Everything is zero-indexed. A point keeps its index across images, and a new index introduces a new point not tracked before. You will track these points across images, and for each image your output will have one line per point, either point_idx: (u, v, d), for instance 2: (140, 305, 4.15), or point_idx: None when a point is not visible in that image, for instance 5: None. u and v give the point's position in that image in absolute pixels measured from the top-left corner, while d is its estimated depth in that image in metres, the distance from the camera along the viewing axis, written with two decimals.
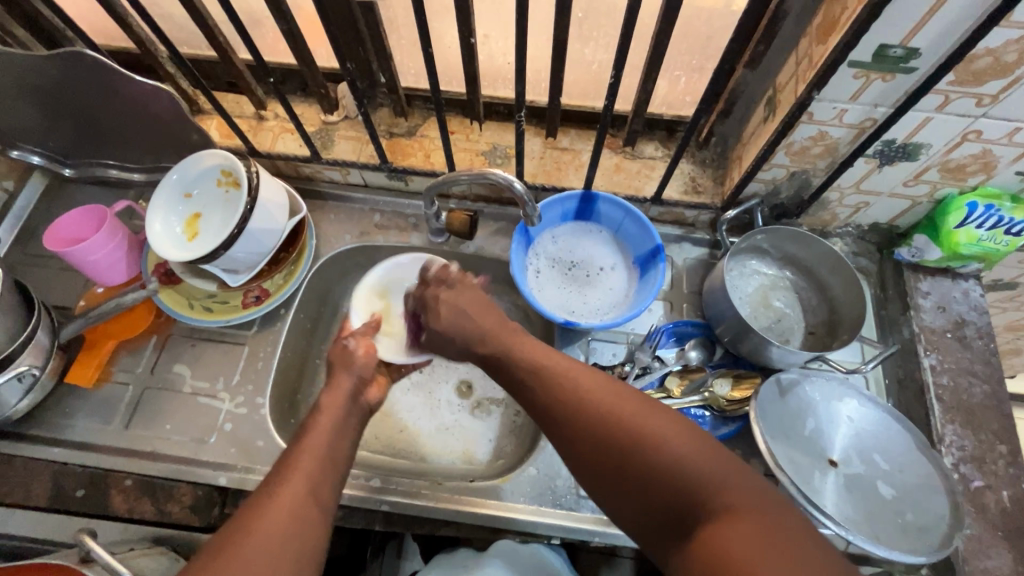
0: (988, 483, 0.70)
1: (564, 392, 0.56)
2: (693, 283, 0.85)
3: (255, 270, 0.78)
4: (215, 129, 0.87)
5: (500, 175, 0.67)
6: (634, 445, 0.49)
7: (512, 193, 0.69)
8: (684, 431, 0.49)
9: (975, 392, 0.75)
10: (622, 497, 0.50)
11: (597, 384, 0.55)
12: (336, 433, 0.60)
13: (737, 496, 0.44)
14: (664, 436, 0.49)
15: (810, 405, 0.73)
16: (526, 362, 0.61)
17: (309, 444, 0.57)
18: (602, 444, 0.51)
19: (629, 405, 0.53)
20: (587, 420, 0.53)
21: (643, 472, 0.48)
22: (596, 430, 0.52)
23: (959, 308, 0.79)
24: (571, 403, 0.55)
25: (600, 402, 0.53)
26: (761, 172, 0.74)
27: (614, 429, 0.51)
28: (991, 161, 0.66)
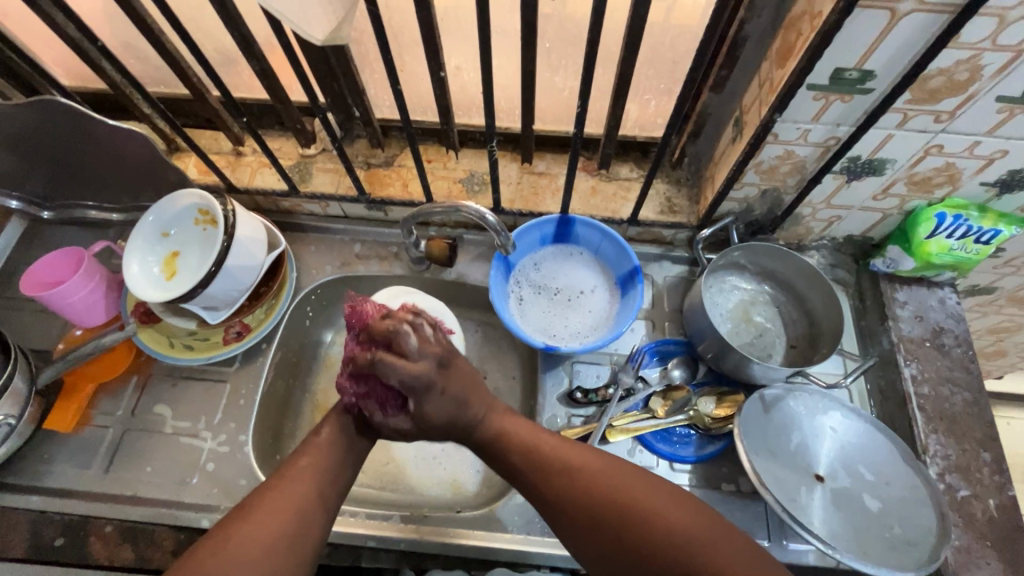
0: (974, 492, 0.70)
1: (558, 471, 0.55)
2: (674, 301, 0.86)
3: (235, 307, 0.78)
4: (193, 167, 0.88)
5: (472, 207, 0.67)
6: (625, 508, 0.51)
7: (484, 224, 0.69)
8: (669, 499, 0.52)
9: (956, 401, 0.75)
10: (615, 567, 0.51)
11: (576, 451, 0.57)
12: (332, 463, 0.59)
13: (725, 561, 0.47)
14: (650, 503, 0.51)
15: (794, 420, 0.73)
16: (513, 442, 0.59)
17: (303, 470, 0.56)
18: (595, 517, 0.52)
19: (623, 479, 0.53)
20: (575, 490, 0.54)
21: (636, 536, 0.50)
22: (598, 502, 0.52)
23: (936, 317, 0.80)
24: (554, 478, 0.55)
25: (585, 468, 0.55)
26: (734, 191, 0.75)
27: (606, 494, 0.53)
28: (955, 174, 0.67)
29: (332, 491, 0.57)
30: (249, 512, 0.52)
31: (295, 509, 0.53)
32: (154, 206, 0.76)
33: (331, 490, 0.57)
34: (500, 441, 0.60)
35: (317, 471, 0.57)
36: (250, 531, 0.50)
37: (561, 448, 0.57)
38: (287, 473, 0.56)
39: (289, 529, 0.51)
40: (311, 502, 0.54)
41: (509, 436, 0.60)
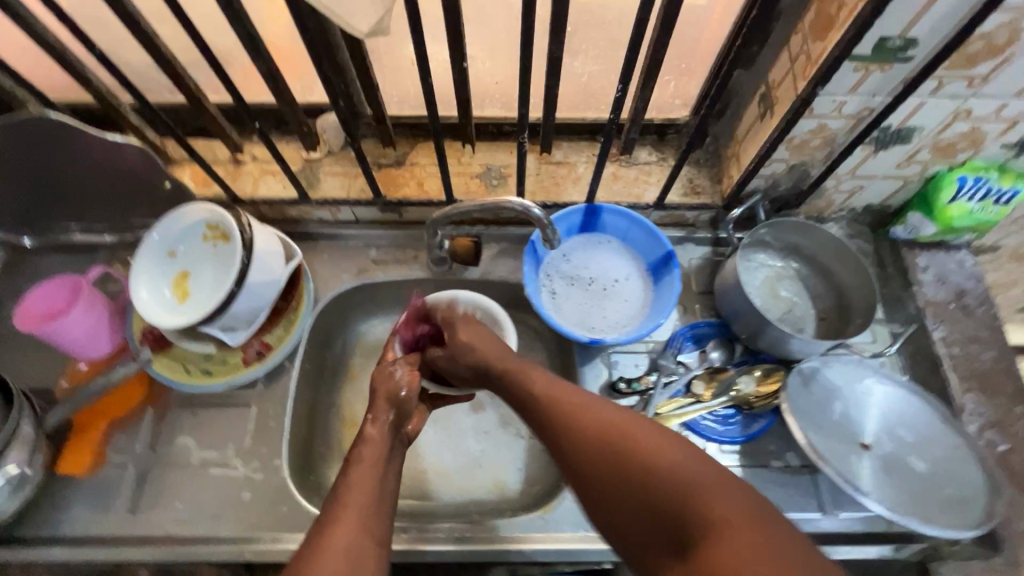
0: (1012, 445, 0.72)
1: (562, 416, 0.54)
2: (702, 283, 0.85)
3: (256, 325, 0.74)
4: (189, 178, 0.82)
5: (516, 201, 0.65)
6: (630, 462, 0.48)
7: (528, 218, 0.67)
8: (679, 447, 0.48)
9: (985, 358, 0.77)
10: (607, 512, 0.49)
11: (593, 400, 0.54)
12: (373, 496, 0.55)
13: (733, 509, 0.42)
14: (654, 449, 0.48)
15: (836, 392, 0.75)
16: (522, 381, 0.60)
17: (344, 518, 0.52)
18: (596, 470, 0.49)
19: (622, 424, 0.51)
20: (583, 443, 0.51)
21: (639, 489, 0.47)
22: (597, 452, 0.50)
23: (956, 278, 0.82)
24: (560, 426, 0.54)
25: (592, 415, 0.53)
26: (762, 168, 0.74)
27: (608, 446, 0.50)
28: (978, 137, 0.69)
29: (382, 506, 0.55)
30: (316, 541, 0.50)
31: (347, 557, 0.49)
32: (168, 220, 0.71)
33: (378, 526, 0.53)
34: (505, 384, 0.62)
35: (358, 509, 0.53)
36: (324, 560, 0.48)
37: (566, 394, 0.57)
38: (332, 511, 0.53)
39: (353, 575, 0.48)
40: (360, 544, 0.50)
41: (529, 382, 0.60)
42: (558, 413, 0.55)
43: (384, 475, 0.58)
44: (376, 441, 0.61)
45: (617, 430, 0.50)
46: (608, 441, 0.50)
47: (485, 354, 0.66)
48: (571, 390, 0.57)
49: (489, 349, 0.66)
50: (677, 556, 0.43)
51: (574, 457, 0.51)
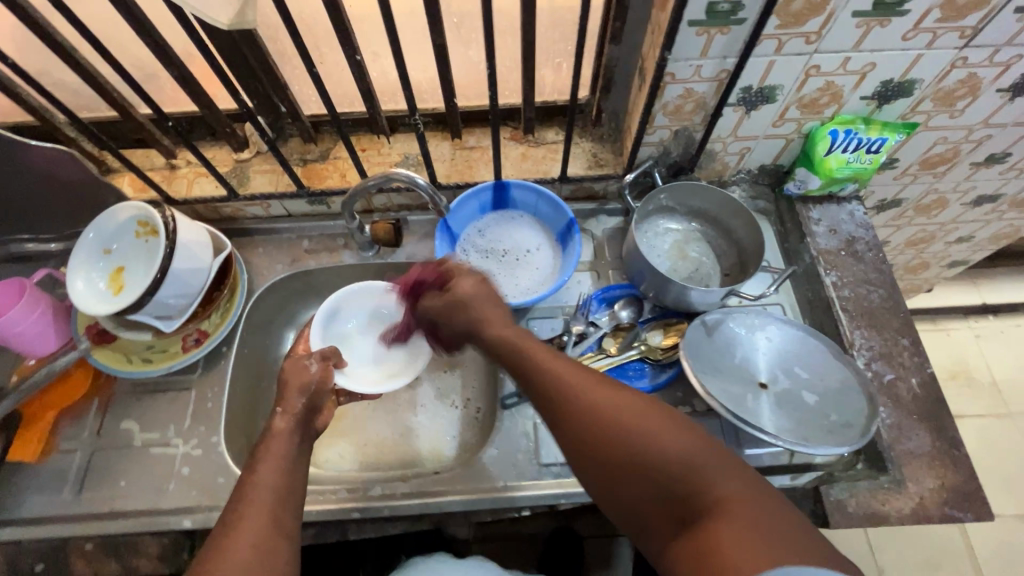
0: (898, 374, 0.77)
1: (558, 390, 0.56)
2: (614, 250, 0.91)
3: (189, 313, 0.79)
4: (128, 186, 0.89)
5: (402, 173, 0.70)
6: (630, 444, 0.51)
7: (418, 189, 0.72)
8: (681, 432, 0.51)
9: (874, 298, 0.82)
10: (602, 481, 0.53)
11: (596, 381, 0.56)
12: (280, 491, 0.57)
13: (733, 488, 0.47)
14: (657, 434, 0.51)
15: (734, 336, 0.80)
16: (515, 352, 0.61)
17: (251, 511, 0.54)
18: (599, 449, 0.52)
19: (623, 406, 0.53)
20: (582, 419, 0.54)
21: (643, 471, 0.50)
22: (596, 431, 0.53)
23: (848, 227, 0.87)
24: (561, 403, 0.56)
25: (589, 393, 0.55)
26: (648, 135, 0.81)
27: (609, 423, 0.53)
28: (837, 91, 0.75)
29: (291, 498, 0.58)
30: (222, 536, 0.52)
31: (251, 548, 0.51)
32: (101, 219, 0.76)
33: (287, 515, 0.56)
34: (496, 346, 0.63)
35: (264, 504, 0.55)
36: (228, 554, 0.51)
37: (565, 368, 0.58)
38: (236, 508, 0.55)
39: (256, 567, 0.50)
40: (267, 534, 0.53)
41: (518, 354, 0.61)
42: (559, 392, 0.56)
43: (292, 469, 0.60)
44: (283, 436, 0.63)
45: (620, 412, 0.53)
46: (612, 425, 0.52)
47: (484, 309, 0.66)
48: (569, 364, 0.58)
49: (488, 305, 0.66)
50: (681, 528, 0.48)
51: (575, 434, 0.54)
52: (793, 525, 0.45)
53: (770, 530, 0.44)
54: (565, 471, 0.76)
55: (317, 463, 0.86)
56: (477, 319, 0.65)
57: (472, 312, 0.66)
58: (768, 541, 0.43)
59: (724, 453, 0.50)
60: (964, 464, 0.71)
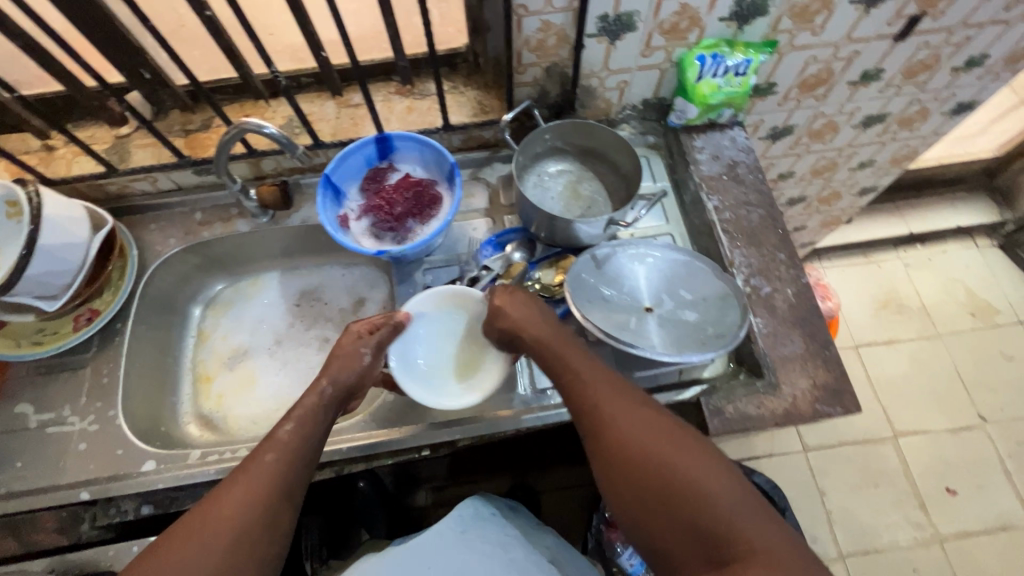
0: (775, 287, 0.80)
1: (608, 420, 0.61)
2: (508, 195, 0.92)
3: (74, 290, 0.78)
4: (3, 172, 0.86)
5: (250, 121, 0.70)
6: (672, 484, 0.55)
7: (271, 139, 0.72)
8: (718, 472, 0.56)
9: (754, 217, 0.85)
10: (635, 511, 0.57)
11: (639, 412, 0.61)
12: (285, 466, 0.59)
13: (756, 528, 0.52)
14: (694, 472, 0.55)
15: (620, 267, 0.82)
16: (568, 377, 0.66)
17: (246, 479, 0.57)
18: (634, 474, 0.57)
19: (667, 446, 0.57)
20: (629, 453, 0.58)
21: (675, 500, 0.54)
22: (640, 465, 0.57)
23: (729, 153, 0.90)
24: (601, 426, 0.61)
25: (636, 428, 0.60)
26: (521, 75, 0.81)
27: (649, 459, 0.57)
28: (694, 14, 0.76)
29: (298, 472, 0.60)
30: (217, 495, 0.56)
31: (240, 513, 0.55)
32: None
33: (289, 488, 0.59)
34: (554, 369, 0.68)
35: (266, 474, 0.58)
36: (218, 512, 0.54)
37: (618, 399, 0.63)
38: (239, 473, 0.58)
39: (235, 538, 0.53)
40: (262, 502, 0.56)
41: (574, 380, 0.66)
42: (604, 416, 0.61)
43: (305, 446, 0.62)
44: (311, 409, 0.65)
45: (660, 445, 0.58)
46: (647, 454, 0.57)
47: (536, 334, 0.70)
48: (621, 395, 0.63)
49: (539, 329, 0.70)
50: (702, 555, 0.52)
51: (612, 454, 0.59)
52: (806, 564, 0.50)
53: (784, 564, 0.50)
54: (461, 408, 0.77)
55: (229, 429, 0.88)
56: (538, 342, 0.70)
57: (521, 338, 0.70)
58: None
59: (754, 497, 0.55)
60: (834, 363, 0.74)
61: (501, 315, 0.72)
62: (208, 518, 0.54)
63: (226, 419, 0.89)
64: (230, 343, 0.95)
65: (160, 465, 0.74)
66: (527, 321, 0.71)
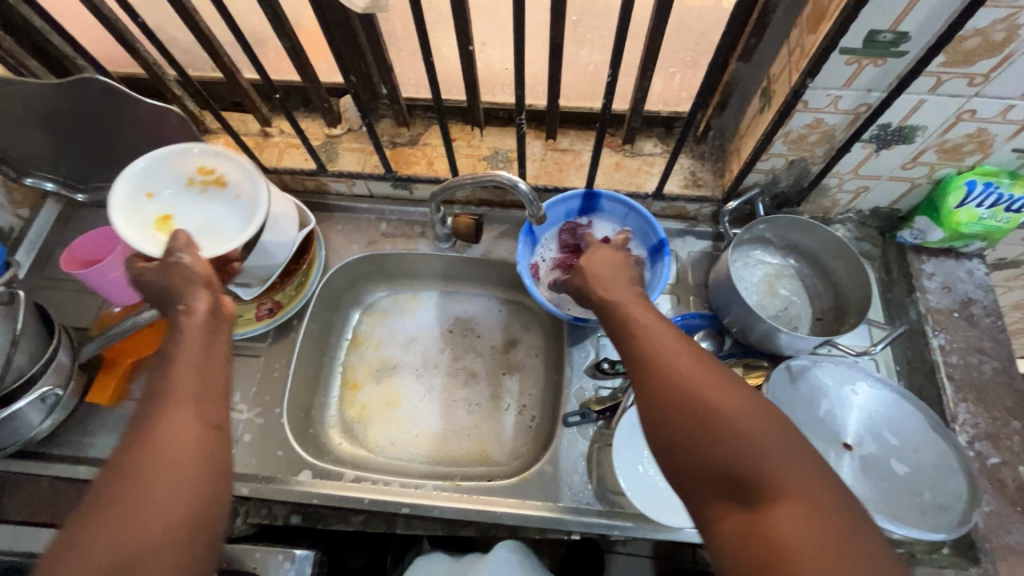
0: (1004, 459, 0.71)
1: (646, 348, 0.50)
2: (698, 276, 0.86)
3: (268, 283, 0.79)
4: (223, 147, 0.90)
5: (504, 175, 0.70)
6: (707, 413, 0.44)
7: (517, 194, 0.71)
8: (765, 418, 0.44)
9: (986, 369, 0.75)
10: (663, 440, 0.46)
11: (676, 342, 0.50)
12: (202, 384, 0.49)
13: (802, 485, 0.40)
14: (744, 417, 0.43)
15: (820, 390, 0.73)
16: (619, 310, 0.56)
17: (172, 404, 0.46)
18: (664, 402, 0.46)
19: (704, 372, 0.47)
20: (664, 378, 0.47)
21: (714, 443, 0.43)
22: (674, 391, 0.46)
23: (964, 287, 0.80)
24: (641, 351, 0.50)
25: (669, 358, 0.48)
26: (761, 162, 0.75)
27: (683, 384, 0.46)
28: (987, 140, 0.67)
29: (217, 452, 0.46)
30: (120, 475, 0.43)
31: (177, 448, 0.44)
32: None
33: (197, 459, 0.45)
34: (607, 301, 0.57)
35: (183, 398, 0.47)
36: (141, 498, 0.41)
37: (661, 328, 0.52)
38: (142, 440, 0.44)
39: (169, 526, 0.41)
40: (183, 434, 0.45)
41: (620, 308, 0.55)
42: (649, 349, 0.50)
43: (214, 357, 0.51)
44: (198, 329, 0.52)
45: (699, 373, 0.47)
46: (691, 388, 0.46)
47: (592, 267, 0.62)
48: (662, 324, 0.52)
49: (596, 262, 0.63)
50: (734, 505, 0.42)
51: (648, 389, 0.48)
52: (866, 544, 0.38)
53: (843, 544, 0.38)
54: (619, 500, 0.72)
55: (368, 447, 0.86)
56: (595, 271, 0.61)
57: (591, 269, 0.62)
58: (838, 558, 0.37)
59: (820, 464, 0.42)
60: None
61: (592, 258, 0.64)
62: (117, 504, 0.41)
63: (366, 435, 0.87)
64: (381, 355, 0.93)
65: (314, 479, 0.74)
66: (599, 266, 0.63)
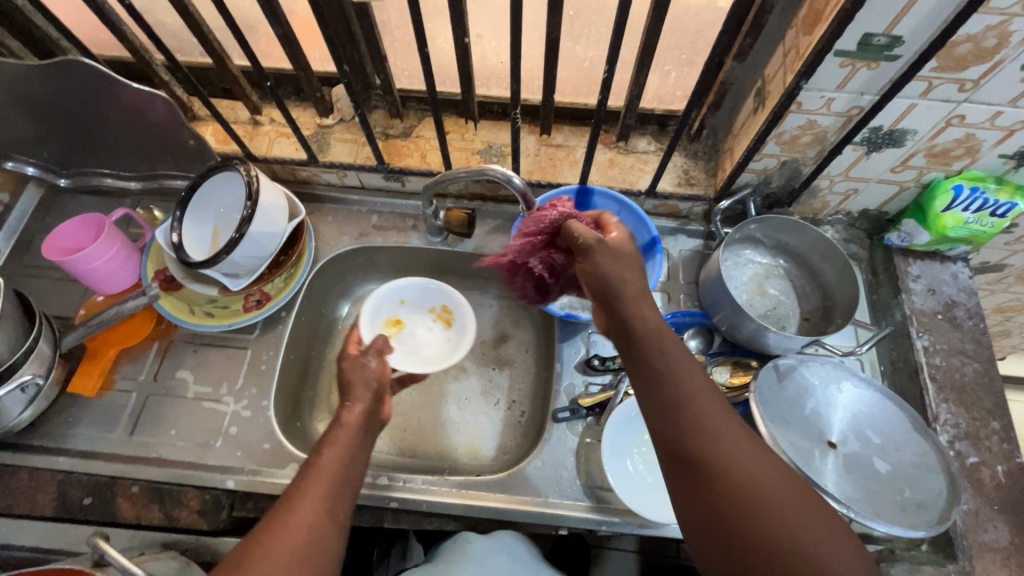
0: (983, 459, 0.72)
1: (713, 445, 0.49)
2: (689, 274, 0.86)
3: (256, 275, 0.78)
4: (211, 135, 0.88)
5: (497, 170, 0.69)
6: (782, 526, 0.46)
7: (510, 188, 0.71)
8: (834, 531, 0.46)
9: (967, 371, 0.77)
10: (725, 545, 0.47)
11: (739, 438, 0.50)
12: (337, 485, 0.54)
13: None
14: (811, 528, 0.46)
15: (806, 389, 0.74)
16: (673, 382, 0.52)
17: (315, 493, 0.52)
18: (736, 515, 0.47)
19: (777, 482, 0.48)
20: (735, 487, 0.48)
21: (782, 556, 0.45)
22: (746, 503, 0.47)
23: (948, 290, 0.81)
24: (706, 452, 0.49)
25: (738, 461, 0.49)
26: (753, 162, 0.76)
27: (758, 494, 0.47)
28: (975, 145, 0.68)
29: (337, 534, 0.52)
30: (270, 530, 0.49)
31: (303, 536, 0.49)
32: (215, 177, 0.78)
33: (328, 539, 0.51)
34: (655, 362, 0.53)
35: (316, 499, 0.52)
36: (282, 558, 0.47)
37: (722, 417, 0.51)
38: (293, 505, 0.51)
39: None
40: (318, 528, 0.50)
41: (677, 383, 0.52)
42: (708, 442, 0.49)
43: (353, 461, 0.57)
44: (350, 430, 0.59)
45: (770, 483, 0.48)
46: (754, 493, 0.47)
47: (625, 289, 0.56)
48: (724, 412, 0.51)
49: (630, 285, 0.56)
50: None
51: (707, 490, 0.48)
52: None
53: None
54: (607, 496, 0.72)
55: None
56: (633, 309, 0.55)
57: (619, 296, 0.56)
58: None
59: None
60: None
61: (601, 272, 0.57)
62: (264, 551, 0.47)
63: None
64: None
65: None
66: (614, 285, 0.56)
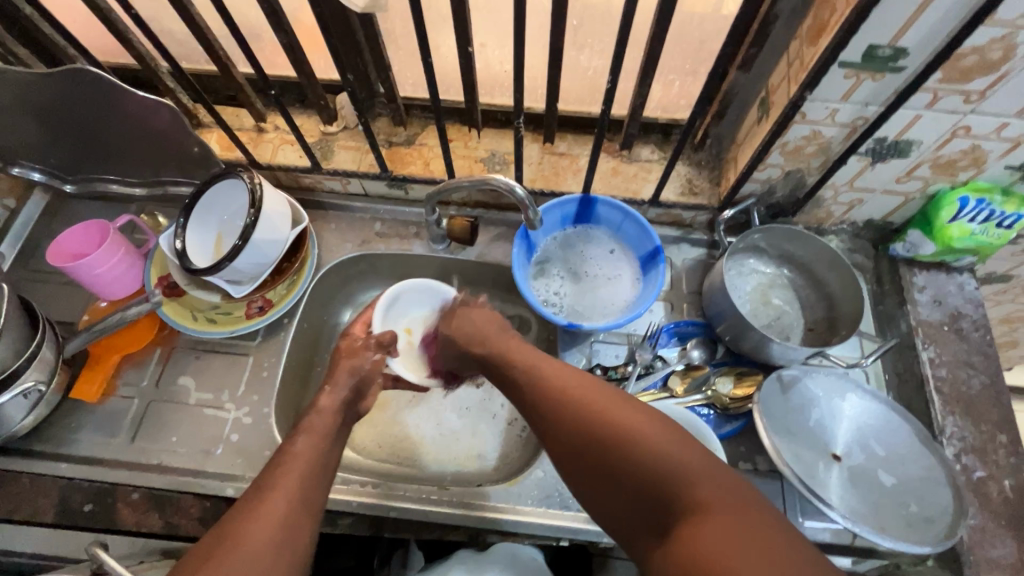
0: (990, 473, 0.72)
1: (552, 393, 0.56)
2: (692, 283, 0.86)
3: (259, 282, 0.78)
4: (215, 142, 0.88)
5: (500, 180, 0.69)
6: (615, 439, 0.50)
7: (513, 198, 0.71)
8: (667, 433, 0.49)
9: (974, 383, 0.76)
10: (590, 478, 0.51)
11: (570, 377, 0.57)
12: (313, 471, 0.55)
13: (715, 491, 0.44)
14: (652, 439, 0.48)
15: (810, 400, 0.73)
16: (524, 363, 0.62)
17: (287, 477, 0.53)
18: (580, 443, 0.52)
19: (610, 401, 0.53)
20: (568, 418, 0.53)
21: (623, 466, 0.48)
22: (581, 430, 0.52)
23: (954, 301, 0.81)
24: (547, 398, 0.56)
25: (578, 394, 0.55)
26: (757, 172, 0.75)
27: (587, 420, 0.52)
28: (981, 156, 0.67)
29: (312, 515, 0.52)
30: (248, 508, 0.50)
31: (281, 524, 0.49)
32: (219, 184, 0.79)
33: (304, 524, 0.51)
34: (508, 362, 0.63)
35: (296, 480, 0.53)
36: (255, 530, 0.48)
37: (556, 372, 0.59)
38: (269, 484, 0.52)
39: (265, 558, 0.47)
40: (293, 517, 0.50)
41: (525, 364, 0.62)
42: (551, 397, 0.56)
43: (328, 447, 0.58)
44: (329, 414, 0.63)
45: (600, 404, 0.53)
46: (598, 421, 0.51)
47: (482, 332, 0.69)
48: (562, 370, 0.59)
49: (485, 328, 0.69)
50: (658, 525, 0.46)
51: (563, 436, 0.53)
52: (783, 539, 0.40)
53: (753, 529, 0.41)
54: None
55: (354, 450, 0.85)
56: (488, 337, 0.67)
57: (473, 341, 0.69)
58: (743, 547, 0.40)
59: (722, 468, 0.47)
60: None
61: (457, 330, 0.72)
62: (242, 530, 0.48)
63: (354, 437, 0.86)
64: None
65: None
66: (469, 330, 0.70)
